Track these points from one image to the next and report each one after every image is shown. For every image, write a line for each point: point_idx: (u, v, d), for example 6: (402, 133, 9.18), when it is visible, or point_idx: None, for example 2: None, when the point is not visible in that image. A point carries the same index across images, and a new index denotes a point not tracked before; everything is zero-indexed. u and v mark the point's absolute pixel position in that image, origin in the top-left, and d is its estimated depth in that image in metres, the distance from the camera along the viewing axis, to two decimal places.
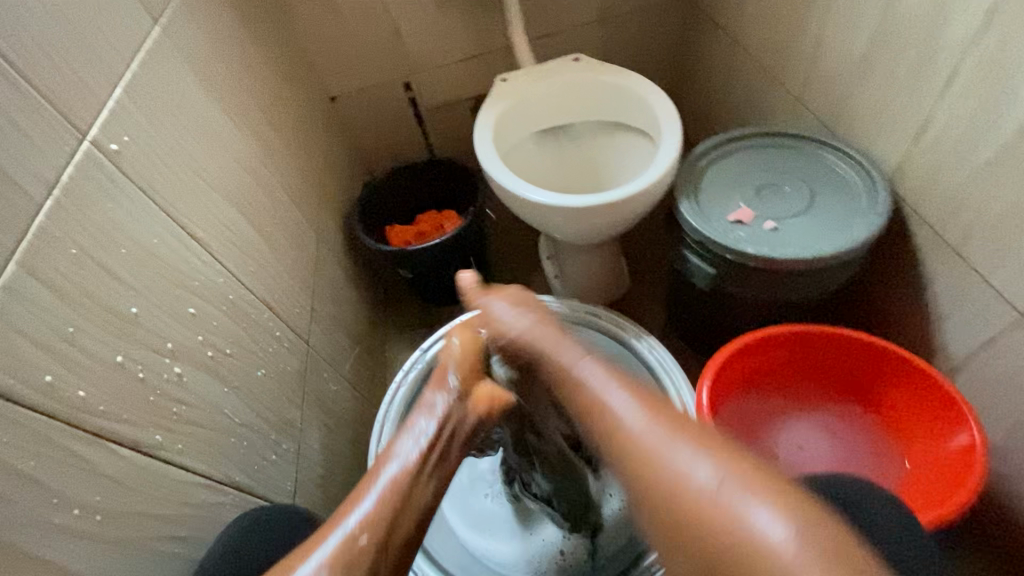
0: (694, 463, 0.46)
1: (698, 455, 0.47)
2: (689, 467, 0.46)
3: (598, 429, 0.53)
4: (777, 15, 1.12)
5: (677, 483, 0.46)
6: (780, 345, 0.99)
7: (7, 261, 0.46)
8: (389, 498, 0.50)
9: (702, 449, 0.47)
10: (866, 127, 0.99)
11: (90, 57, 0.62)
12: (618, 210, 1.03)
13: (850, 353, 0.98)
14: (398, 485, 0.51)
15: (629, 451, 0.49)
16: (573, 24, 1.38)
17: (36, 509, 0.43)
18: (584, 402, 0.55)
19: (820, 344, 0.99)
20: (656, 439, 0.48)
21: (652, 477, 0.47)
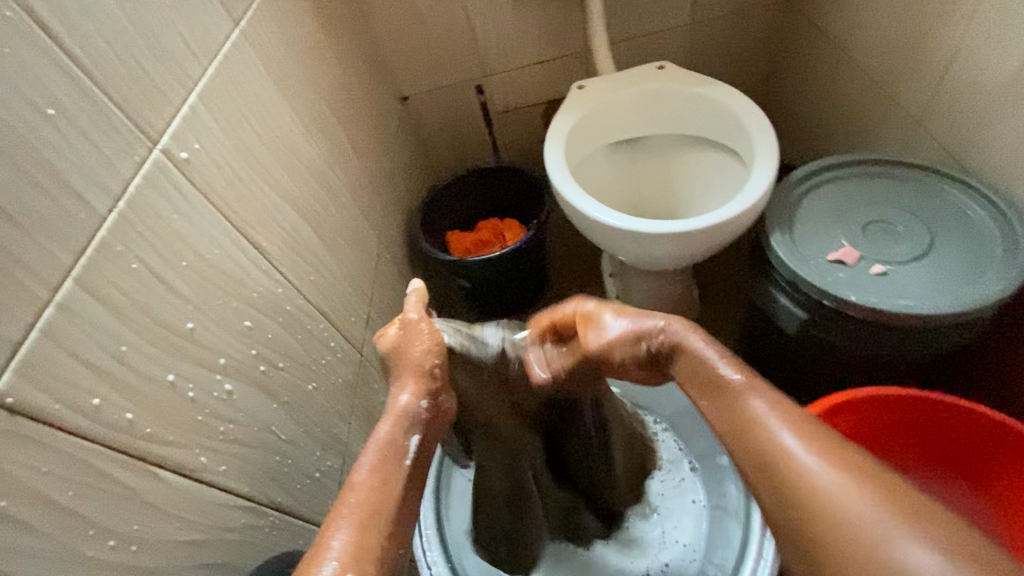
0: (829, 477, 0.44)
1: (841, 474, 0.44)
2: (833, 486, 0.44)
3: (729, 421, 0.52)
4: (906, 26, 0.98)
5: (821, 500, 0.44)
6: (877, 408, 0.87)
7: (63, 280, 0.46)
8: (370, 496, 0.51)
9: (843, 463, 0.45)
10: (1011, 161, 0.85)
11: (168, 62, 0.62)
12: (698, 238, 0.94)
13: (949, 422, 0.87)
14: (376, 486, 0.52)
15: (765, 452, 0.48)
16: (663, 25, 1.28)
17: (72, 539, 0.44)
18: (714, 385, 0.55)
19: (915, 410, 0.87)
20: (796, 448, 0.47)
21: (792, 486, 0.46)
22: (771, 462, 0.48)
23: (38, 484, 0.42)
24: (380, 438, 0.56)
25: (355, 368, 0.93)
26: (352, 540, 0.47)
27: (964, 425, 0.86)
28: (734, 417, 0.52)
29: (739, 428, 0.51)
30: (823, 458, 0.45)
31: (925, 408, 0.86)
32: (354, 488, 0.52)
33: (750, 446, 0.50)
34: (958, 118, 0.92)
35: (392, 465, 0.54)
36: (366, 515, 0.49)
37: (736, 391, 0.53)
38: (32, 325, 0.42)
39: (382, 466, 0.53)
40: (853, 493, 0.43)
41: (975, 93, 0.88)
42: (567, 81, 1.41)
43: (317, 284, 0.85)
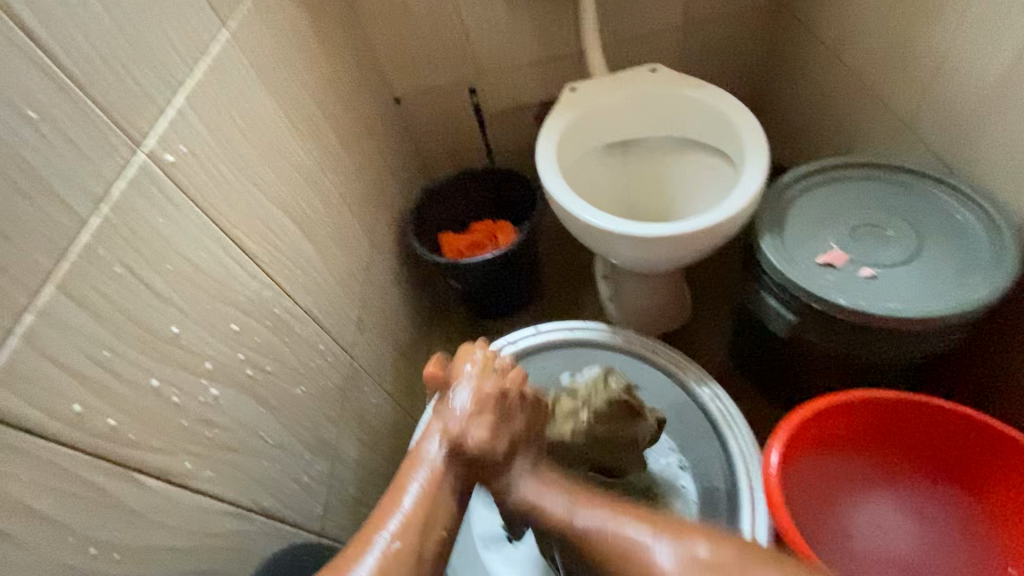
0: (660, 544, 0.51)
1: (672, 538, 0.52)
2: (682, 568, 0.49)
3: (582, 549, 0.55)
4: (896, 31, 0.99)
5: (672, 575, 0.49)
6: (866, 411, 0.87)
7: (44, 285, 0.45)
8: (423, 504, 0.55)
9: (662, 525, 0.53)
10: (997, 166, 0.85)
11: (154, 65, 0.61)
12: (688, 242, 0.94)
13: (937, 426, 0.88)
14: (432, 493, 0.56)
15: (617, 551, 0.53)
16: (656, 29, 1.29)
17: (51, 547, 0.43)
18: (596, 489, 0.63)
19: (905, 413, 0.88)
20: (639, 537, 0.52)
21: (648, 575, 0.50)
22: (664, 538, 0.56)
23: (15, 492, 0.41)
24: (430, 455, 0.58)
25: (345, 371, 0.92)
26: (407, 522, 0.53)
27: (954, 429, 0.87)
28: (596, 552, 0.54)
29: (612, 558, 0.53)
30: (650, 529, 0.53)
31: (915, 410, 0.87)
32: (409, 490, 0.57)
33: (597, 550, 0.54)
34: (947, 123, 0.92)
35: (443, 484, 0.57)
36: (413, 517, 0.54)
37: (569, 515, 0.57)
38: (11, 331, 0.42)
39: (435, 472, 0.57)
40: (678, 544, 0.51)
41: (964, 98, 0.88)
42: (560, 83, 1.41)
43: (307, 287, 0.84)
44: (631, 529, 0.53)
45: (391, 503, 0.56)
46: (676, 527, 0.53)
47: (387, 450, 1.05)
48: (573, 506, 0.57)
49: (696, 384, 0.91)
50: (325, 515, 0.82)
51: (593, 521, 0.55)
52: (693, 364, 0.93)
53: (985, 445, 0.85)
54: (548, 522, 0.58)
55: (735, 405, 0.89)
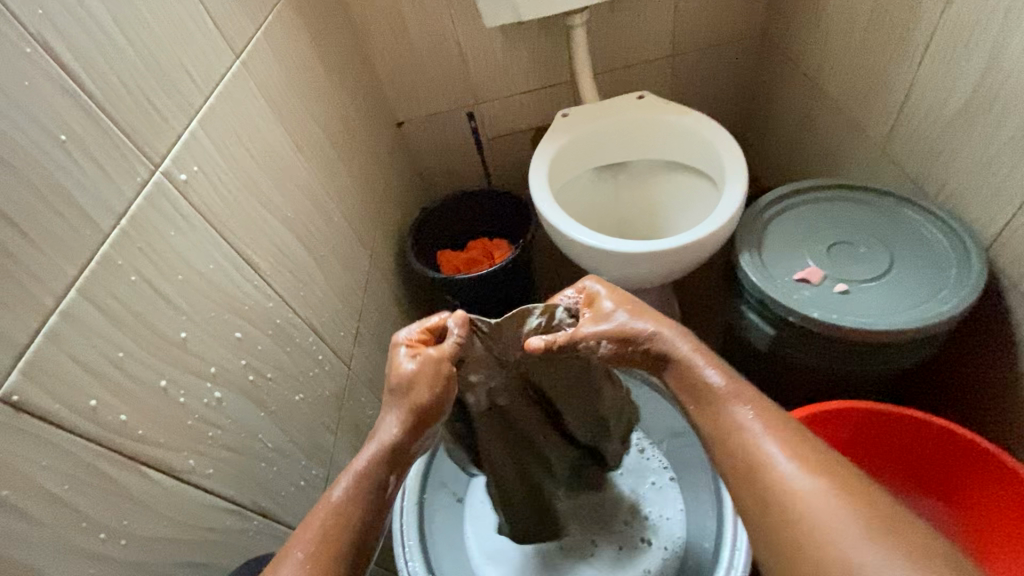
0: (797, 475, 0.52)
1: (819, 482, 0.50)
2: (809, 488, 0.50)
3: (714, 424, 0.59)
4: (869, 60, 1.05)
5: (795, 498, 0.50)
6: (820, 424, 0.90)
7: (68, 290, 0.50)
8: (332, 522, 0.54)
9: (807, 462, 0.52)
10: (962, 188, 0.90)
11: (171, 92, 0.67)
12: (671, 258, 0.99)
13: (881, 427, 0.91)
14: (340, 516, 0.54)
15: (752, 462, 0.54)
16: (644, 59, 1.36)
17: (65, 531, 0.47)
18: (695, 387, 0.61)
19: (854, 420, 0.90)
20: (779, 458, 0.53)
21: (773, 491, 0.52)
22: (756, 465, 0.54)
23: (37, 477, 0.45)
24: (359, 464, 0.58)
25: (341, 381, 0.96)
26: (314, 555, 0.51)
27: (899, 427, 0.90)
28: (718, 424, 0.58)
29: (747, 456, 0.55)
30: (788, 454, 0.53)
31: (870, 418, 0.90)
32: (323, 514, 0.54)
33: (718, 425, 0.58)
34: (916, 146, 0.97)
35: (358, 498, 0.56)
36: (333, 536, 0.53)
37: (730, 404, 0.58)
38: (37, 330, 0.47)
39: (358, 487, 0.56)
40: (823, 499, 0.49)
41: (931, 122, 0.93)
42: (554, 109, 1.47)
43: (306, 299, 0.89)
44: (770, 446, 0.54)
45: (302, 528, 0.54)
46: (855, 495, 0.50)
47: None
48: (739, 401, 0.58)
49: None
50: None
51: (748, 421, 0.57)
52: None
53: (933, 444, 0.89)
54: (701, 405, 0.60)
55: None
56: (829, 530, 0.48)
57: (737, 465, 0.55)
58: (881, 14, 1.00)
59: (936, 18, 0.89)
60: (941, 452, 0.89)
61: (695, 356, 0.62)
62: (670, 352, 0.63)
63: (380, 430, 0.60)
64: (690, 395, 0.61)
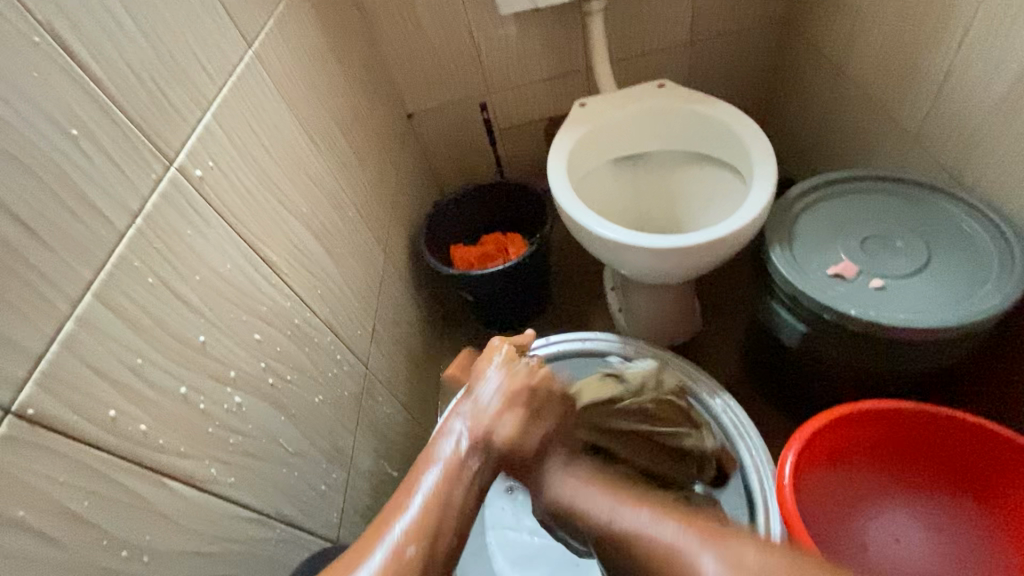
0: (688, 549, 0.45)
1: (703, 540, 0.45)
2: (699, 553, 0.45)
3: (617, 550, 0.49)
4: (901, 46, 1.01)
5: (698, 572, 0.44)
6: (849, 422, 0.87)
7: (84, 293, 0.47)
8: (435, 503, 0.49)
9: (696, 529, 0.47)
10: (1003, 179, 0.87)
11: (184, 83, 0.63)
12: (698, 253, 0.95)
13: (911, 425, 0.88)
14: (442, 487, 0.50)
15: (658, 570, 0.46)
16: (663, 46, 1.32)
17: (88, 549, 0.45)
18: (572, 511, 0.54)
19: (884, 418, 0.88)
20: (665, 540, 0.47)
21: (675, 572, 0.45)
22: (646, 558, 0.47)
23: (56, 493, 0.42)
24: (453, 428, 0.55)
25: (359, 382, 0.93)
26: (416, 527, 0.47)
27: (929, 425, 0.88)
28: (619, 540, 0.50)
29: (642, 554, 0.48)
30: (677, 530, 0.47)
31: (900, 416, 0.87)
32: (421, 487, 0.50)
33: (608, 536, 0.51)
34: (952, 135, 0.94)
35: (461, 476, 0.52)
36: (434, 506, 0.49)
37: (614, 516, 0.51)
38: (53, 338, 0.44)
39: (456, 456, 0.53)
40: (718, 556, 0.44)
41: (969, 109, 0.90)
42: (568, 98, 1.43)
43: (324, 298, 0.86)
44: (656, 531, 0.48)
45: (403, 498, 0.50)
46: (787, 557, 0.43)
47: (400, 461, 1.05)
48: (614, 509, 0.51)
49: (708, 395, 0.91)
50: (340, 524, 0.83)
51: (634, 523, 0.49)
52: (704, 376, 0.93)
53: (964, 440, 0.87)
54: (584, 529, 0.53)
55: (747, 416, 0.89)
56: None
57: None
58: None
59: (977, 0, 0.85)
60: (972, 448, 0.87)
61: (581, 484, 0.55)
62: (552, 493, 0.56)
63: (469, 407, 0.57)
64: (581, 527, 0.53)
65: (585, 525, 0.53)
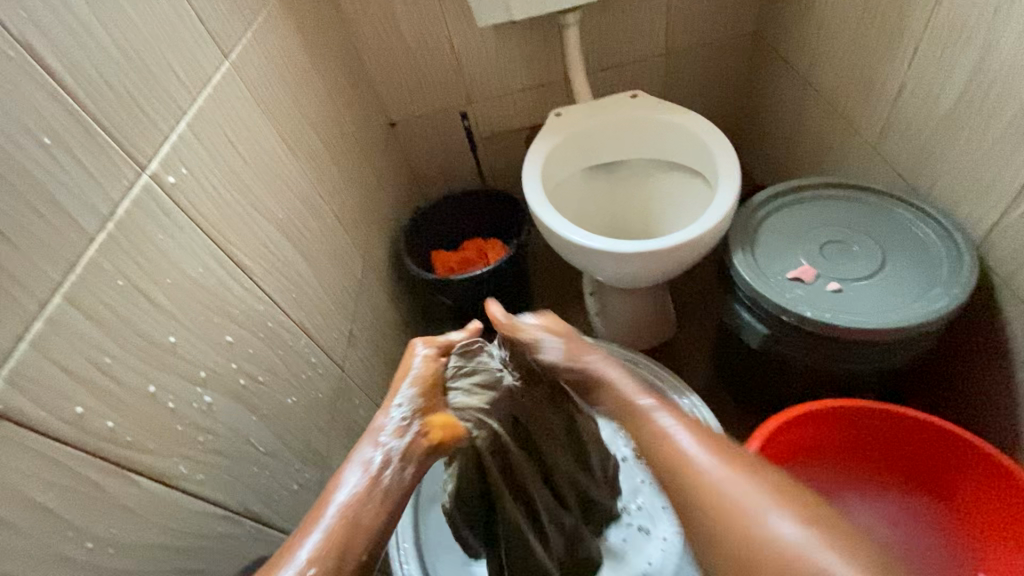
0: (709, 461, 0.50)
1: (736, 472, 0.49)
2: (725, 476, 0.48)
3: (635, 427, 0.56)
4: (860, 59, 1.05)
5: (713, 486, 0.48)
6: (811, 420, 0.90)
7: (52, 295, 0.49)
8: (338, 528, 0.47)
9: (726, 457, 0.50)
10: (953, 187, 0.90)
11: (158, 93, 0.66)
12: (665, 258, 0.99)
13: (871, 424, 0.91)
14: (352, 507, 0.48)
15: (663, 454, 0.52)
16: (637, 58, 1.35)
17: (52, 540, 0.46)
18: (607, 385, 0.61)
19: (845, 417, 0.91)
20: (688, 448, 0.51)
21: (689, 475, 0.49)
22: (664, 448, 0.52)
23: (21, 485, 0.44)
24: (360, 454, 0.53)
25: (335, 384, 0.95)
26: (324, 544, 0.45)
27: (888, 425, 0.91)
28: (638, 423, 0.56)
29: (655, 441, 0.53)
30: (705, 447, 0.51)
31: (861, 415, 0.90)
32: (330, 510, 0.48)
33: (639, 427, 0.55)
34: (907, 145, 0.98)
35: (374, 495, 0.50)
36: (344, 526, 0.47)
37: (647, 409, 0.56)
38: (21, 337, 0.46)
39: (365, 480, 0.50)
40: (739, 484, 0.47)
41: (921, 120, 0.94)
42: (547, 108, 1.47)
43: (299, 301, 0.88)
44: (685, 438, 0.52)
45: (309, 523, 0.48)
46: (812, 514, 0.46)
47: None
48: (637, 391, 0.59)
49: (676, 395, 0.94)
50: None
51: (662, 421, 0.54)
52: (671, 377, 0.96)
53: (921, 440, 0.90)
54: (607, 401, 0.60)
55: (712, 415, 0.92)
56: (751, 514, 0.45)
57: (656, 458, 0.52)
58: (872, 13, 1.00)
59: (926, 17, 0.89)
60: (929, 448, 0.90)
61: (619, 373, 0.62)
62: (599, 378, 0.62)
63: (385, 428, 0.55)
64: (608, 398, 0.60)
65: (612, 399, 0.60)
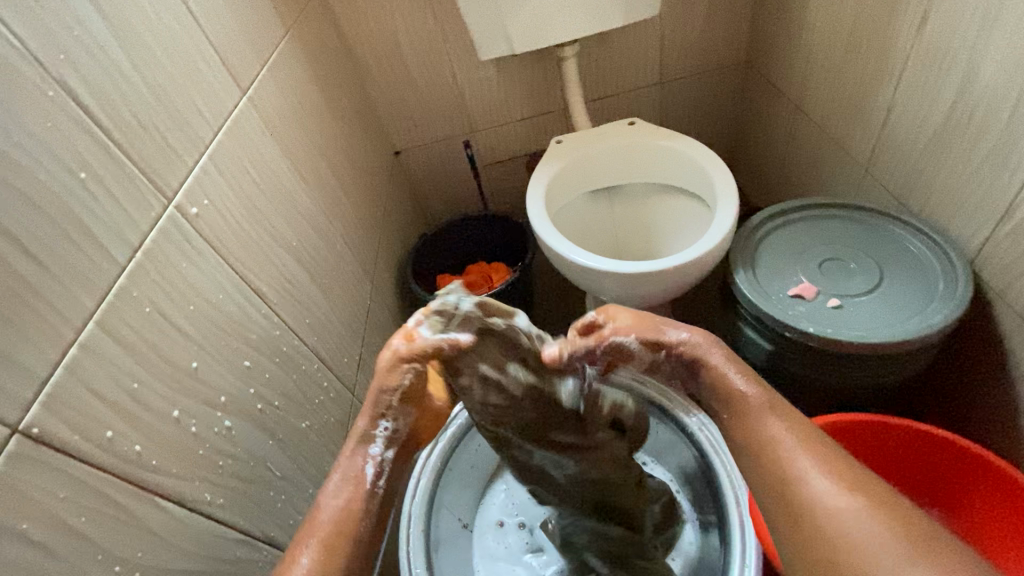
0: (826, 486, 0.55)
1: (848, 496, 0.53)
2: (838, 505, 0.53)
3: (760, 448, 0.61)
4: (848, 85, 1.10)
5: (823, 510, 0.53)
6: (823, 436, 0.91)
7: (87, 321, 0.51)
8: (334, 530, 0.59)
9: (840, 474, 0.55)
10: (943, 204, 0.94)
11: (183, 128, 0.69)
12: (668, 278, 1.01)
13: (877, 436, 0.92)
14: (338, 521, 0.60)
15: (783, 475, 0.57)
16: (634, 87, 1.41)
17: (82, 563, 0.47)
18: (724, 384, 0.66)
19: (854, 431, 0.92)
20: (808, 470, 0.56)
21: (792, 490, 0.56)
22: (778, 459, 0.59)
23: (56, 508, 0.45)
24: (343, 467, 0.64)
25: (346, 408, 0.96)
26: (320, 554, 0.57)
27: (896, 436, 0.92)
28: (751, 435, 0.62)
29: (771, 455, 0.59)
30: (840, 485, 0.54)
31: (867, 428, 0.91)
32: (318, 523, 0.60)
33: (755, 439, 0.61)
34: (898, 165, 1.01)
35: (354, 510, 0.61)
36: (332, 538, 0.59)
37: (761, 415, 0.62)
38: (58, 362, 0.48)
39: (348, 493, 0.62)
40: (858, 515, 0.52)
41: (910, 142, 0.98)
42: (547, 136, 1.51)
43: (312, 326, 0.90)
44: (813, 479, 0.55)
45: (306, 529, 0.60)
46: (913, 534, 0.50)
47: None
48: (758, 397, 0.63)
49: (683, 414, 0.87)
50: None
51: (797, 464, 0.57)
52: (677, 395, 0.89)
53: (927, 451, 0.91)
54: (719, 396, 0.67)
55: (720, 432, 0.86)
56: (855, 538, 0.51)
57: (779, 496, 0.57)
58: (858, 41, 1.05)
59: (911, 44, 0.93)
60: (933, 458, 0.91)
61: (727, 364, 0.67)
62: (710, 370, 0.68)
63: (357, 433, 0.65)
64: (722, 396, 0.66)
65: (712, 381, 0.67)
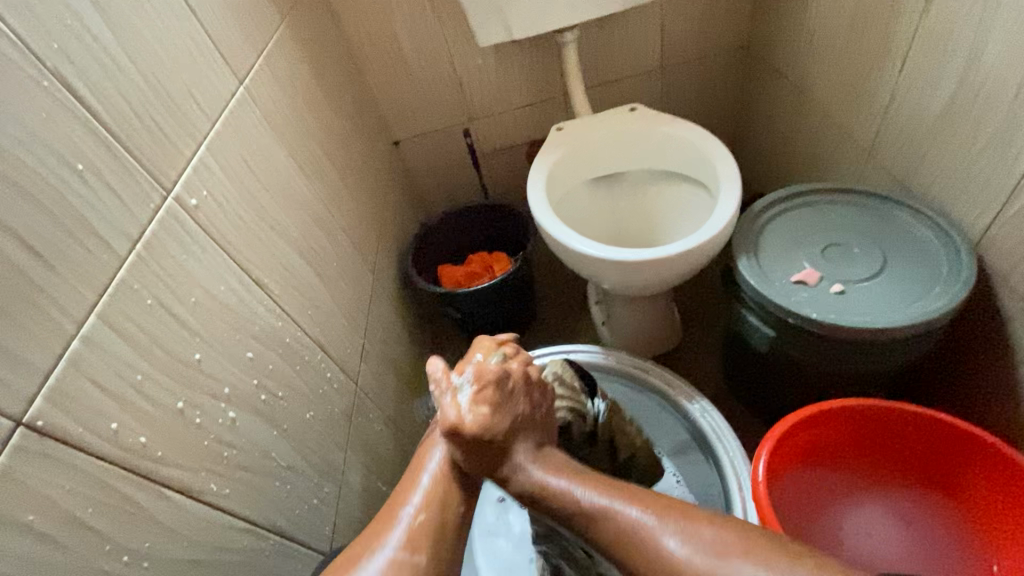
0: (693, 552, 0.45)
1: (697, 544, 0.46)
2: (700, 560, 0.45)
3: (594, 537, 0.50)
4: (851, 68, 1.08)
5: (677, 571, 0.45)
6: (818, 422, 0.92)
7: (88, 315, 0.51)
8: (433, 505, 0.54)
9: (699, 535, 0.46)
10: (947, 188, 0.93)
11: (180, 119, 0.68)
12: (669, 265, 1.01)
13: (874, 423, 0.93)
14: (441, 489, 0.56)
15: (652, 562, 0.47)
16: (635, 72, 1.39)
17: (89, 554, 0.47)
18: (539, 480, 0.54)
19: (851, 418, 0.93)
20: (661, 535, 0.47)
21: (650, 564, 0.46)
22: (600, 534, 0.50)
23: (61, 500, 0.46)
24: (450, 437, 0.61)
25: (350, 398, 0.97)
26: (424, 517, 0.53)
27: (894, 421, 0.92)
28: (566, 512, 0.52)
29: (606, 537, 0.49)
30: (679, 536, 0.46)
31: (864, 415, 0.92)
32: (422, 485, 0.56)
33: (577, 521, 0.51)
34: (901, 149, 1.00)
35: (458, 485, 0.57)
36: (428, 520, 0.53)
37: (560, 486, 0.53)
38: (60, 356, 0.48)
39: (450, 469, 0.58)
40: (717, 562, 0.44)
41: (914, 125, 0.96)
42: (547, 124, 1.50)
43: (314, 317, 0.90)
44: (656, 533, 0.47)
45: (403, 499, 0.55)
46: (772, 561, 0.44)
47: (391, 476, 1.08)
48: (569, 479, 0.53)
49: (686, 401, 0.96)
50: (333, 537, 0.85)
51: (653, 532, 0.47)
52: (682, 383, 0.98)
53: (927, 434, 0.92)
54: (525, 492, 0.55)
55: (722, 418, 0.94)
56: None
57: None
58: (860, 22, 1.03)
59: (914, 24, 0.92)
60: (936, 441, 0.92)
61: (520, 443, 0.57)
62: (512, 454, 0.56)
63: None
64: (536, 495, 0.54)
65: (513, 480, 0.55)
